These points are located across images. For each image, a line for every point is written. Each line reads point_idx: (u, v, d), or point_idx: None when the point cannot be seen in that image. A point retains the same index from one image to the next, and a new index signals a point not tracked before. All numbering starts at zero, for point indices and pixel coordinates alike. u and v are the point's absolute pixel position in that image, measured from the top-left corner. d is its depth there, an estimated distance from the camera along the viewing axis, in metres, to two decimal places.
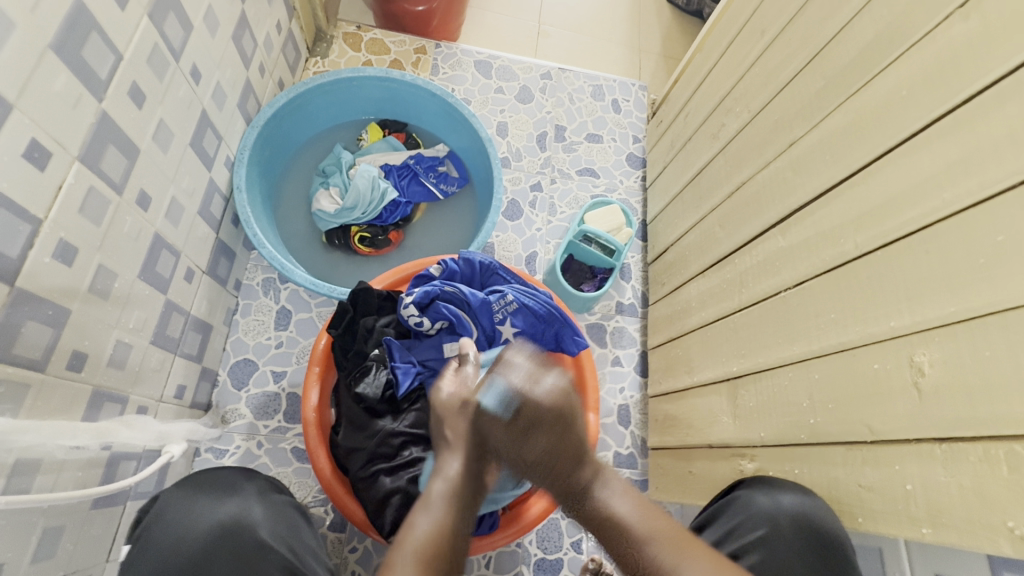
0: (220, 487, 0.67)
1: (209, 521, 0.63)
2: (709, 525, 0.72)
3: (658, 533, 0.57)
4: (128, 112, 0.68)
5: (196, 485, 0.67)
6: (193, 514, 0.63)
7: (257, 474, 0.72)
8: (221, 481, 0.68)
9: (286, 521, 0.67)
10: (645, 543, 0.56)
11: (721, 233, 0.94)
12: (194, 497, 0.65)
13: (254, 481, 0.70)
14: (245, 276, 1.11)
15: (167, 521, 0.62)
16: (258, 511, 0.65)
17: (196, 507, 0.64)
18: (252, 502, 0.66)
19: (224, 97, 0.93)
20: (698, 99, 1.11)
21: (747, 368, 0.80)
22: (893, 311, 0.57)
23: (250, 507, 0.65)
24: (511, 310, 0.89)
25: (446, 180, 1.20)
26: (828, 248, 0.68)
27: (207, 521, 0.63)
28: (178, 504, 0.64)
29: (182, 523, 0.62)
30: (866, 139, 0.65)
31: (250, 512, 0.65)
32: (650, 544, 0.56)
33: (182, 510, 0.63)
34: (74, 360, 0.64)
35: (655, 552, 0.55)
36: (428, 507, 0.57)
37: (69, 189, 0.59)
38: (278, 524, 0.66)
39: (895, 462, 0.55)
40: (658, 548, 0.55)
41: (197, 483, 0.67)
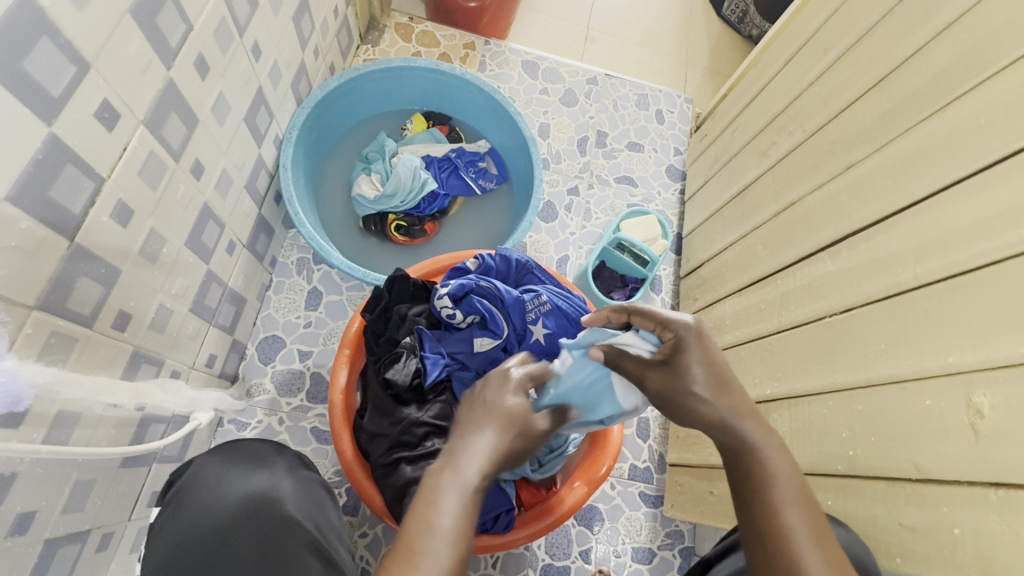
0: (250, 459, 0.67)
1: (238, 493, 0.63)
2: (727, 555, 0.67)
3: (805, 504, 0.52)
4: (192, 82, 0.69)
5: (228, 455, 0.67)
6: (224, 483, 0.64)
7: (286, 447, 0.72)
8: (255, 452, 0.68)
9: (314, 498, 0.67)
10: (784, 512, 0.51)
11: (763, 253, 0.92)
12: (224, 467, 0.65)
13: (283, 455, 0.70)
14: (281, 254, 1.13)
15: (195, 490, 0.63)
16: (287, 487, 0.65)
17: (225, 478, 0.64)
18: (281, 477, 0.66)
19: (280, 76, 0.95)
20: (748, 116, 1.10)
21: (782, 393, 0.78)
22: (952, 347, 0.55)
23: (278, 481, 0.65)
24: (544, 311, 0.87)
25: (485, 176, 1.20)
26: (882, 277, 0.66)
27: (235, 493, 0.63)
28: (207, 474, 0.64)
29: (209, 494, 0.63)
30: (935, 166, 0.63)
31: (278, 487, 0.65)
32: (791, 512, 0.51)
33: (212, 480, 0.64)
34: (120, 319, 0.65)
35: (785, 516, 0.51)
36: (458, 494, 0.47)
37: (133, 151, 0.61)
38: (305, 501, 0.65)
39: (941, 504, 0.53)
40: (798, 519, 0.51)
41: (228, 453, 0.67)
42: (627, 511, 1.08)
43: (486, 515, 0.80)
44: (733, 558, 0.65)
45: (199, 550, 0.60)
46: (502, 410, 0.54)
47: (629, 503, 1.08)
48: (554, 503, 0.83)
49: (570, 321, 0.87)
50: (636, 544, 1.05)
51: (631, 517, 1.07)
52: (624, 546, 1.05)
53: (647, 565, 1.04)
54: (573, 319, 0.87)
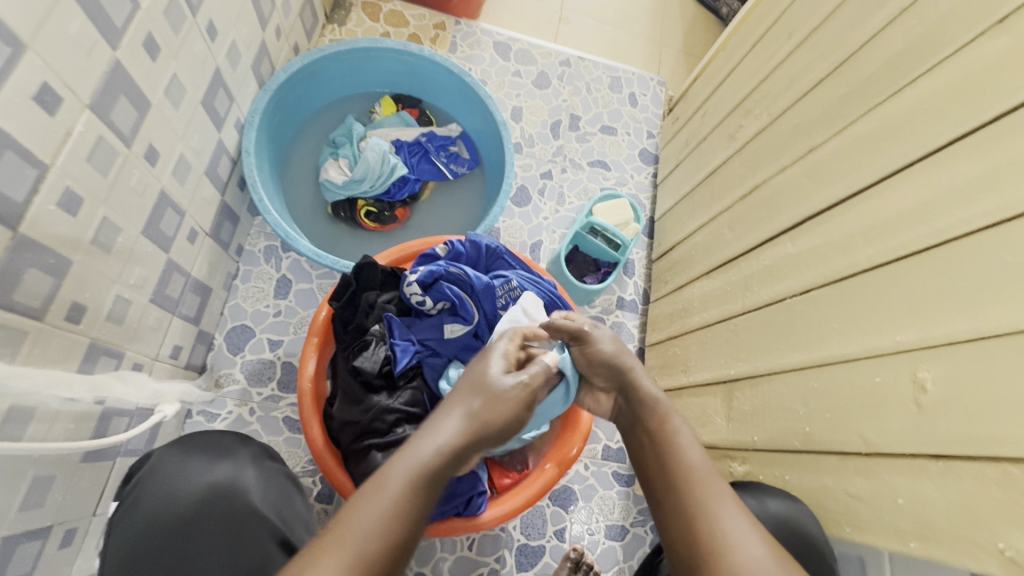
0: (214, 450, 0.67)
1: (200, 484, 0.63)
2: None
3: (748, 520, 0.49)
4: (141, 63, 0.67)
5: (191, 447, 0.66)
6: (185, 474, 0.63)
7: (252, 440, 0.72)
8: (220, 444, 0.68)
9: (279, 489, 0.66)
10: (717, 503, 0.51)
11: (729, 236, 0.93)
12: (186, 459, 0.65)
13: (249, 447, 0.69)
14: (247, 242, 1.10)
15: (155, 483, 0.62)
16: (251, 477, 0.65)
17: (185, 469, 0.63)
18: (245, 468, 0.65)
19: (239, 57, 0.92)
20: (717, 99, 1.10)
21: (745, 372, 0.81)
22: (899, 325, 0.57)
23: (242, 471, 0.65)
24: (515, 296, 0.88)
25: (456, 160, 1.18)
26: (838, 258, 0.68)
27: (198, 483, 0.63)
28: (169, 466, 0.64)
29: (171, 485, 0.62)
30: (888, 148, 0.64)
31: (241, 477, 0.64)
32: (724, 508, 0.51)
33: (171, 471, 0.63)
34: (74, 311, 0.64)
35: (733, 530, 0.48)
36: (407, 470, 0.48)
37: (78, 137, 0.58)
38: (270, 493, 0.65)
39: (887, 475, 0.55)
40: (741, 536, 0.48)
41: (192, 445, 0.67)
42: (601, 490, 1.11)
43: (457, 499, 0.79)
44: None
45: (159, 541, 0.59)
46: (489, 379, 0.60)
47: (602, 482, 1.11)
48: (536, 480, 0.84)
49: None
50: (609, 522, 1.09)
51: (604, 496, 1.10)
52: (598, 524, 1.08)
53: (620, 541, 1.08)
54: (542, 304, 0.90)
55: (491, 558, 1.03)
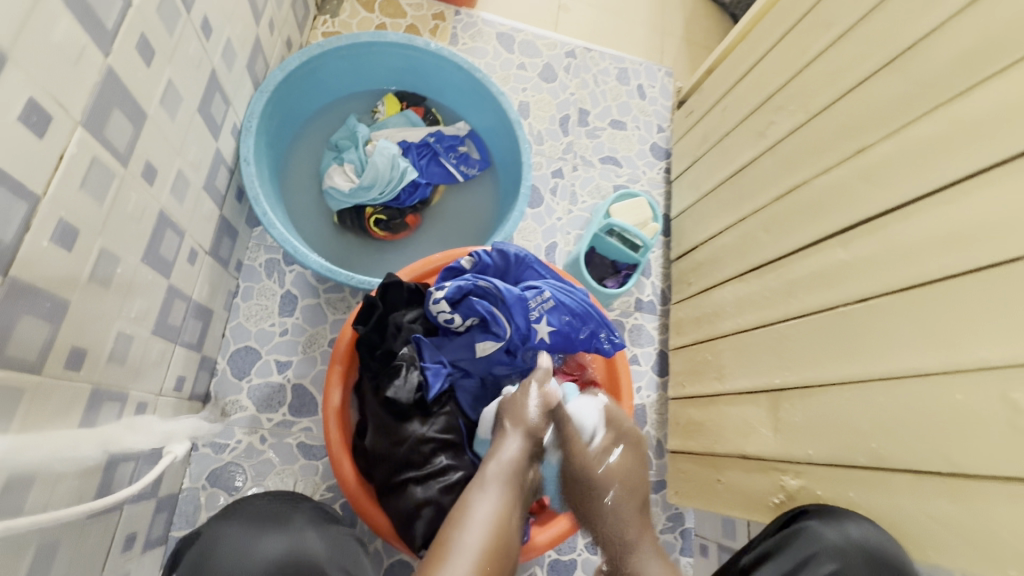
0: (270, 518, 0.61)
1: (267, 558, 0.57)
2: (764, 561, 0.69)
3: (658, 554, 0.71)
4: (136, 70, 0.58)
5: (244, 520, 0.60)
6: (249, 549, 0.57)
7: (301, 500, 0.66)
8: (274, 511, 0.62)
9: (348, 553, 0.61)
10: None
11: (765, 238, 0.90)
12: (246, 532, 0.59)
13: (306, 511, 0.64)
14: (247, 256, 1.02)
15: (217, 566, 0.56)
16: (319, 544, 0.60)
17: (246, 545, 0.58)
18: (309, 534, 0.60)
19: (234, 56, 0.83)
20: (741, 92, 1.06)
21: (794, 382, 0.78)
22: (984, 341, 0.55)
23: (309, 539, 0.60)
24: (548, 307, 0.82)
25: (466, 161, 1.12)
26: (902, 266, 0.65)
27: (264, 557, 0.57)
28: (228, 544, 0.58)
29: (234, 564, 0.56)
30: (961, 151, 0.61)
31: (308, 546, 0.59)
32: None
33: (232, 550, 0.57)
34: (73, 357, 0.56)
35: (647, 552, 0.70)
36: (490, 484, 0.67)
37: (72, 160, 0.50)
38: (341, 560, 0.60)
39: (977, 498, 0.53)
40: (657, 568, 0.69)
41: (243, 518, 0.61)
42: None
43: None
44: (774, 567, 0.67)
45: None
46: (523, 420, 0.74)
47: None
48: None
49: (574, 316, 0.84)
50: None
51: None
52: None
53: None
54: (577, 314, 0.84)
55: None
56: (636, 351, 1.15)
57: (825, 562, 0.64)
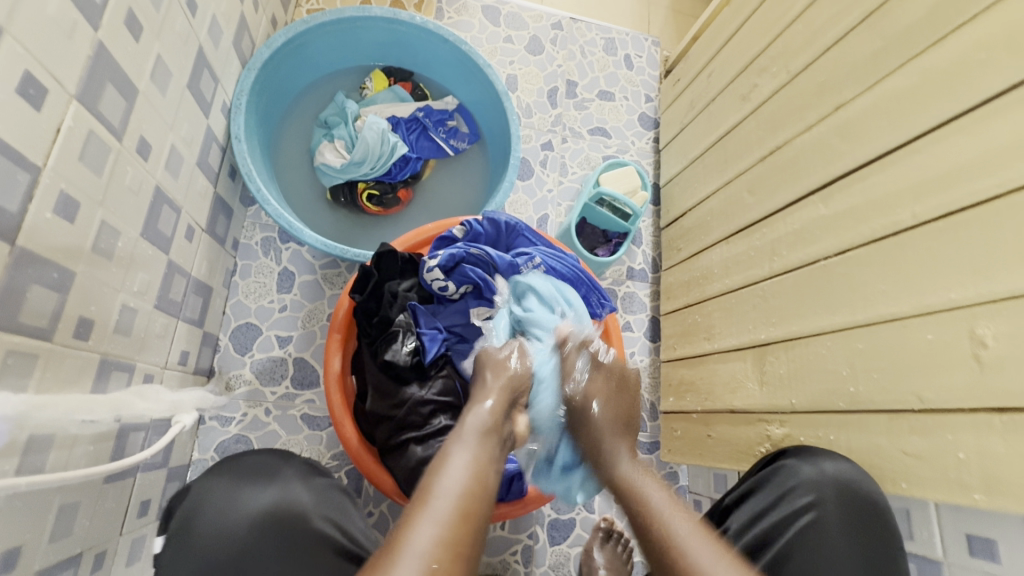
0: (257, 474, 0.63)
1: (254, 510, 0.59)
2: (748, 498, 0.72)
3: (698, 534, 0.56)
4: (125, 45, 0.59)
5: (231, 475, 0.62)
6: (236, 506, 0.60)
7: (292, 454, 0.69)
8: (260, 465, 0.64)
9: (334, 504, 0.64)
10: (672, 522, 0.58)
11: (749, 200, 0.92)
12: (233, 488, 0.61)
13: (292, 463, 0.66)
14: (243, 235, 1.04)
15: (204, 519, 0.59)
16: (306, 497, 0.62)
17: (235, 500, 0.60)
18: (296, 487, 0.63)
19: (220, 34, 0.84)
20: (726, 56, 1.06)
21: (777, 336, 0.80)
22: (952, 283, 0.57)
23: (296, 493, 0.62)
24: (538, 273, 0.86)
25: (456, 135, 1.13)
26: (877, 218, 0.67)
27: (254, 513, 0.59)
28: (217, 500, 0.60)
29: (220, 518, 0.59)
30: (932, 102, 0.63)
31: (296, 499, 0.61)
32: (678, 523, 0.58)
33: (221, 505, 0.60)
34: (81, 326, 0.58)
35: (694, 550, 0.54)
36: (457, 458, 0.56)
37: (69, 133, 0.52)
38: (327, 510, 0.63)
39: (945, 431, 0.56)
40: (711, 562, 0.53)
41: (230, 474, 0.63)
42: None
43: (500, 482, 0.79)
44: (756, 501, 0.70)
45: None
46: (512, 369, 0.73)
47: None
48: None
49: (564, 282, 0.87)
50: None
51: None
52: None
53: None
54: (567, 279, 0.87)
55: (524, 535, 1.03)
56: (628, 317, 1.18)
57: (801, 496, 0.67)
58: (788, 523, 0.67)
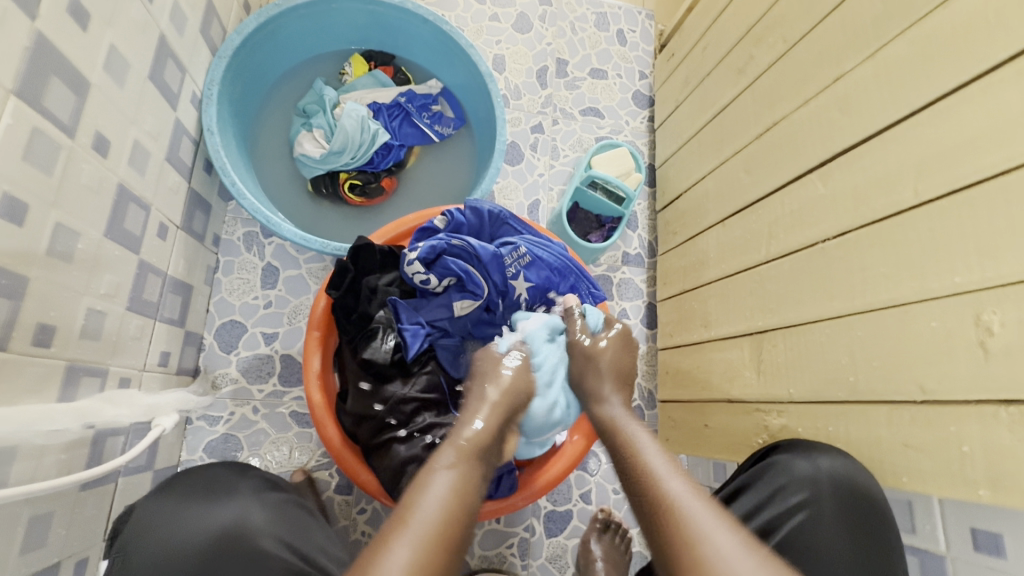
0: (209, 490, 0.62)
1: (208, 529, 0.58)
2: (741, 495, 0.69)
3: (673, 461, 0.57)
4: (71, 35, 0.56)
5: (180, 492, 0.61)
6: (184, 524, 0.58)
7: (249, 469, 0.68)
8: (210, 482, 0.64)
9: (288, 520, 0.64)
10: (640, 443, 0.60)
11: (745, 179, 0.88)
12: (182, 506, 0.60)
13: (247, 480, 0.66)
14: (224, 231, 1.01)
15: (149, 539, 0.57)
16: (258, 515, 0.61)
17: (184, 519, 0.59)
18: (249, 505, 0.61)
19: (184, 20, 0.80)
20: (721, 27, 1.01)
21: (775, 323, 0.77)
22: (958, 266, 0.54)
23: (248, 510, 0.61)
24: (524, 263, 0.82)
25: (440, 120, 1.09)
26: (879, 197, 0.63)
27: (201, 531, 0.58)
28: (163, 518, 0.58)
29: (167, 539, 0.57)
30: (938, 70, 0.58)
31: (247, 516, 0.60)
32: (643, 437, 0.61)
33: (168, 524, 0.58)
34: (42, 333, 0.56)
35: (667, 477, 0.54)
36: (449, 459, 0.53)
37: (9, 132, 0.49)
38: (284, 525, 0.62)
39: (949, 423, 0.53)
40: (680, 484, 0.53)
41: (181, 491, 0.62)
42: None
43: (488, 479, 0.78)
44: (748, 498, 0.68)
45: None
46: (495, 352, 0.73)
47: None
48: (563, 450, 0.82)
49: (551, 271, 0.83)
50: None
51: None
52: None
53: None
54: (554, 269, 0.83)
55: (520, 528, 1.02)
56: (623, 304, 1.15)
57: (793, 493, 0.65)
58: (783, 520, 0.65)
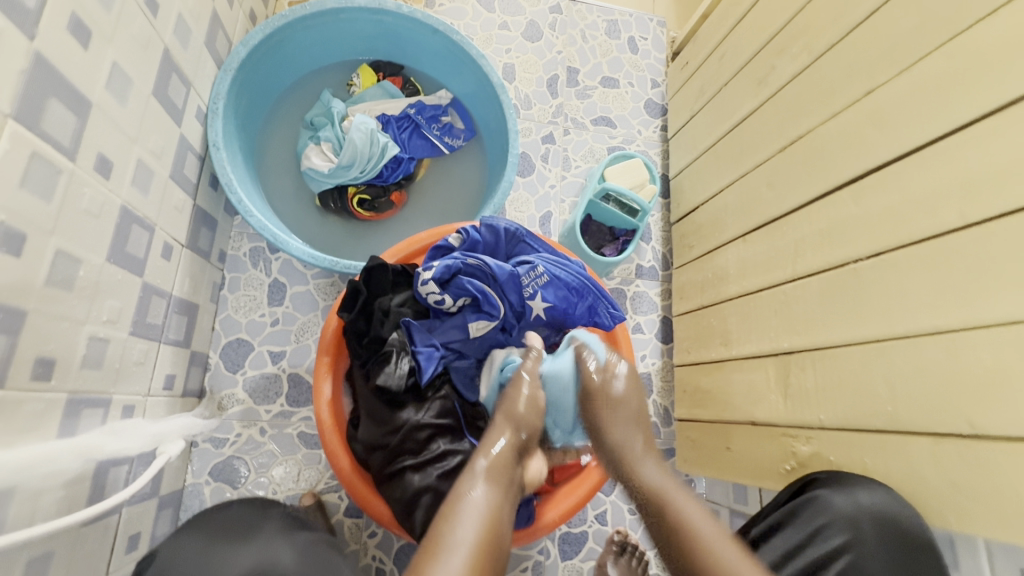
0: (234, 531, 0.59)
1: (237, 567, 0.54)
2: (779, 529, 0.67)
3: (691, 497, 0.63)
4: (71, 54, 0.54)
5: (203, 534, 0.58)
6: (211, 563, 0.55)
7: (272, 510, 0.65)
8: (235, 524, 0.61)
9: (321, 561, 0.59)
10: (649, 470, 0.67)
11: (768, 194, 0.84)
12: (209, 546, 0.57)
13: (271, 522, 0.62)
14: (230, 246, 0.99)
15: None
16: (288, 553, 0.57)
17: (211, 559, 0.55)
18: (277, 544, 0.58)
19: (189, 33, 0.77)
20: (739, 36, 0.98)
21: (803, 345, 0.74)
22: (1010, 294, 0.50)
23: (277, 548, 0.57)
24: (542, 283, 0.79)
25: (450, 132, 1.06)
26: (919, 217, 0.60)
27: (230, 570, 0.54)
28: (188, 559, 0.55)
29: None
30: (984, 84, 0.55)
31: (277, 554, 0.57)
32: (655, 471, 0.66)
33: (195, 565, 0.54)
34: (40, 367, 0.53)
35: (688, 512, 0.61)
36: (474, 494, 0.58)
37: (6, 158, 0.46)
38: (315, 564, 0.58)
39: (1001, 461, 0.50)
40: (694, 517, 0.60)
41: (206, 531, 0.59)
42: None
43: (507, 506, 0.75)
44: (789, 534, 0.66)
45: None
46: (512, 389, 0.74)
47: None
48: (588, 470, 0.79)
49: (569, 291, 0.80)
50: None
51: None
52: None
53: None
54: (573, 288, 0.80)
55: (534, 551, 0.99)
56: (638, 318, 1.12)
57: (836, 534, 0.63)
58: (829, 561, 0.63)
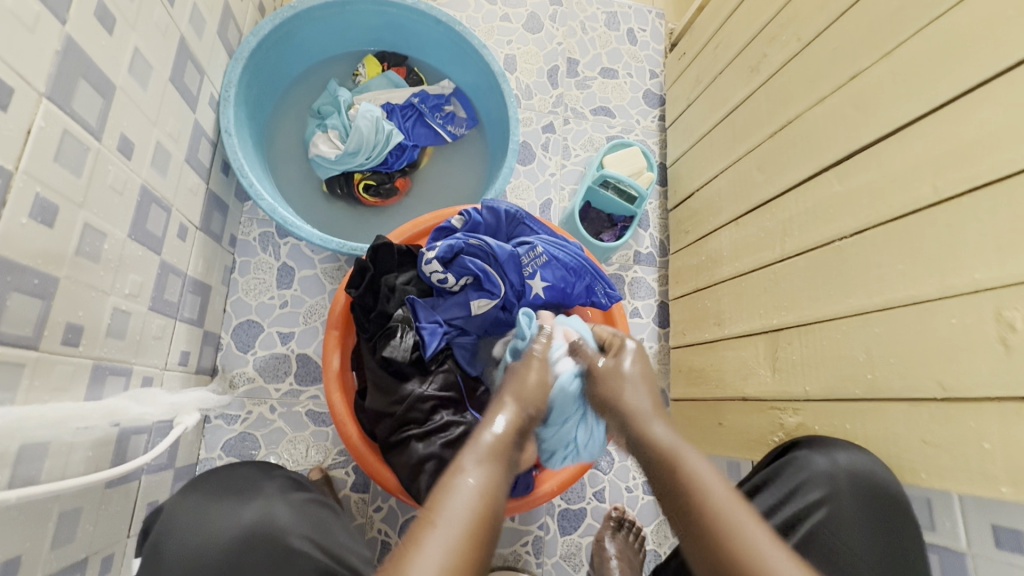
0: (237, 488, 0.64)
1: (235, 525, 0.60)
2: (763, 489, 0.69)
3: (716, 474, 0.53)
4: (97, 38, 0.57)
5: (208, 490, 0.63)
6: (213, 519, 0.60)
7: (273, 469, 0.70)
8: (240, 479, 0.66)
9: (315, 519, 0.64)
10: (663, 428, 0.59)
11: (760, 177, 0.87)
12: (210, 503, 0.61)
13: (273, 480, 0.67)
14: (240, 231, 1.02)
15: (184, 530, 0.59)
16: (284, 512, 0.62)
17: (214, 513, 0.60)
18: (275, 504, 0.63)
19: (202, 23, 0.81)
20: (734, 25, 1.01)
21: (791, 321, 0.77)
22: (979, 263, 0.54)
23: (275, 506, 0.62)
24: (541, 263, 0.82)
25: (453, 120, 1.09)
26: (897, 194, 0.63)
27: (230, 527, 0.59)
28: (193, 513, 0.60)
29: (198, 530, 0.59)
30: (959, 65, 0.58)
31: (274, 513, 0.62)
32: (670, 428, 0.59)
33: (198, 518, 0.60)
34: (70, 332, 0.57)
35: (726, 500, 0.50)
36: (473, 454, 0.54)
37: (40, 134, 0.50)
38: (307, 522, 0.63)
39: (970, 419, 0.53)
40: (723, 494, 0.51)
41: (211, 486, 0.64)
42: None
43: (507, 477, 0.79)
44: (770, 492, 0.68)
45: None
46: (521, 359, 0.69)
47: None
48: None
49: (567, 271, 0.83)
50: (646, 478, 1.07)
51: None
52: (635, 481, 1.07)
53: None
54: (571, 269, 0.83)
55: (535, 526, 1.02)
56: (636, 303, 1.15)
57: (814, 489, 0.66)
58: (804, 516, 0.65)
